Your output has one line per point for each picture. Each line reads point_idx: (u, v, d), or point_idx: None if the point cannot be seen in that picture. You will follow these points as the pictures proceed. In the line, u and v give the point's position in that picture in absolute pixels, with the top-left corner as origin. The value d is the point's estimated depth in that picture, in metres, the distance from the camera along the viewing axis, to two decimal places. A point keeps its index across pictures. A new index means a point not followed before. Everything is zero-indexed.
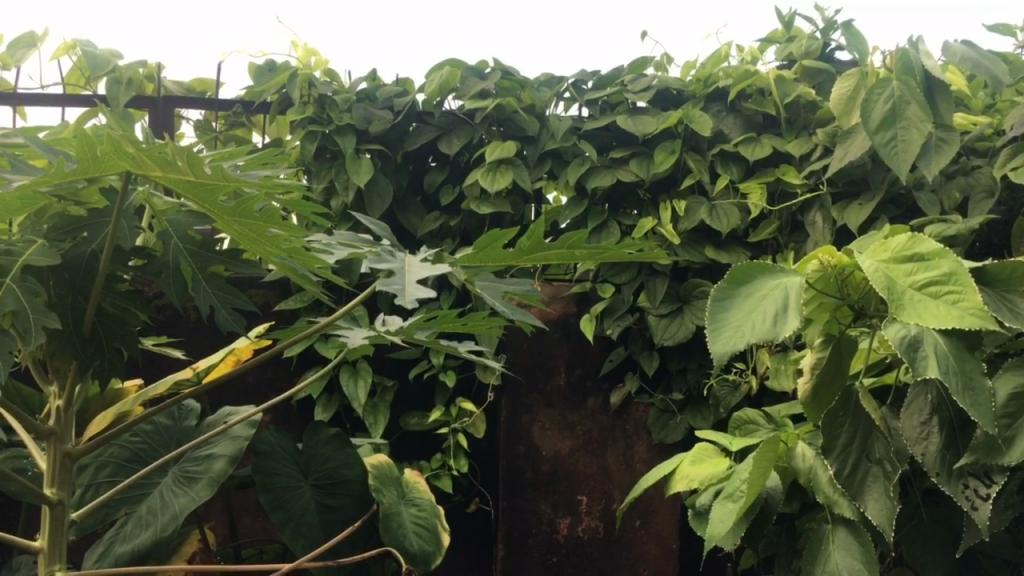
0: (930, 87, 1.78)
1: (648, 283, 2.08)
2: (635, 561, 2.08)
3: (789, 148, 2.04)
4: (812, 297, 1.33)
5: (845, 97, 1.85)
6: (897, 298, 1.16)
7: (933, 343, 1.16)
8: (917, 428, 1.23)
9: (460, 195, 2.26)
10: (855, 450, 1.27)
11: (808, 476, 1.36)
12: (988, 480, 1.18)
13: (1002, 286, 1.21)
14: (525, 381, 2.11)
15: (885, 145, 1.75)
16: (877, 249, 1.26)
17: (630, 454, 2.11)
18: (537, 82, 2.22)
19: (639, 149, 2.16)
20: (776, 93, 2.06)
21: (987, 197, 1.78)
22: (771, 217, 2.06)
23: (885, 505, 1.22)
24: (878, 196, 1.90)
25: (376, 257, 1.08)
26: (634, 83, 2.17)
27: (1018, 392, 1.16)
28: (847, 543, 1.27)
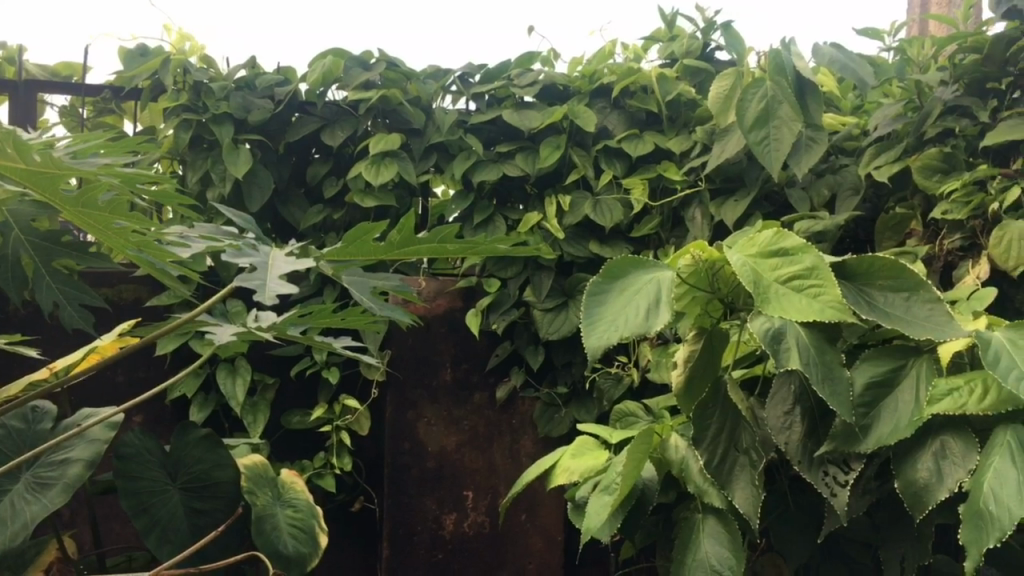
0: (802, 88, 1.84)
1: (533, 278, 2.08)
2: (520, 555, 2.09)
3: (670, 145, 2.09)
4: (684, 291, 1.34)
5: (722, 95, 1.89)
6: (763, 292, 1.20)
7: (796, 336, 1.19)
8: (780, 419, 1.26)
9: (344, 188, 2.22)
10: (723, 441, 1.30)
11: (680, 467, 1.39)
12: (846, 467, 1.21)
13: (860, 280, 1.25)
14: (410, 377, 2.09)
15: (759, 144, 1.81)
16: (745, 244, 1.29)
17: (516, 448, 2.12)
18: (423, 75, 2.20)
19: (525, 144, 2.16)
20: (658, 90, 2.10)
21: (852, 194, 1.84)
22: (653, 213, 2.10)
23: (751, 494, 1.26)
24: (751, 193, 1.95)
25: (237, 251, 1.03)
26: (520, 78, 2.17)
27: (874, 382, 1.21)
28: (715, 533, 1.30)
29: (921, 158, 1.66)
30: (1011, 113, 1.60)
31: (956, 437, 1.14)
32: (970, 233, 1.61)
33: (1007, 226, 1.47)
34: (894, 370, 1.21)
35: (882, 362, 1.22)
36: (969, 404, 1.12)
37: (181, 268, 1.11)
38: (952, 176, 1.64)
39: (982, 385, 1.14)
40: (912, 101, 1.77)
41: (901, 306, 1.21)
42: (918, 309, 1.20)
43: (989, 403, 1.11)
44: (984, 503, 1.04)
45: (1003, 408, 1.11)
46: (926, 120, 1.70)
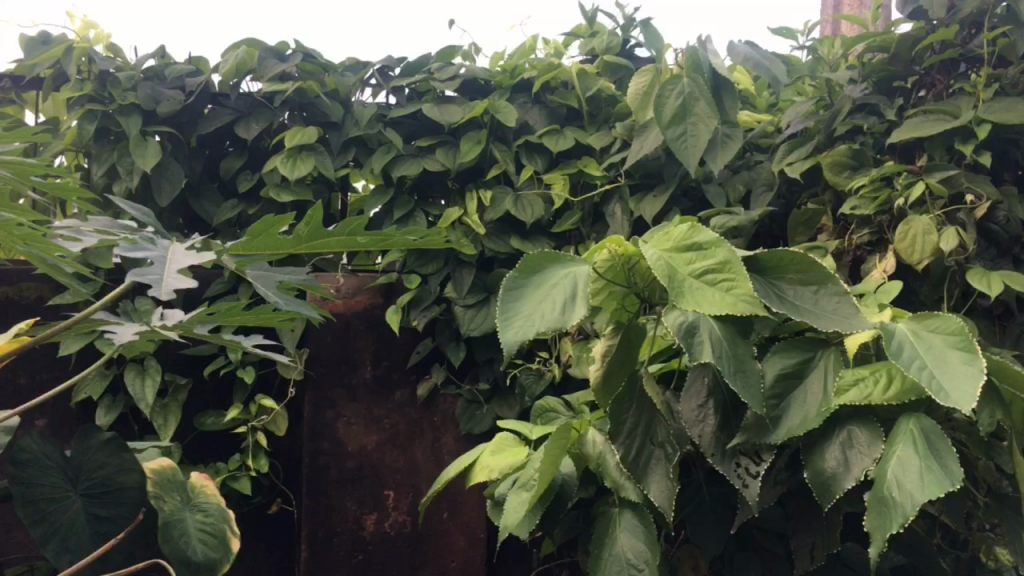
0: (718, 85, 1.87)
1: (454, 274, 2.07)
2: (443, 553, 2.06)
3: (591, 140, 2.09)
4: (602, 286, 1.35)
5: (641, 91, 1.90)
6: (677, 286, 1.20)
7: (709, 330, 1.21)
8: (694, 412, 1.27)
9: (260, 182, 2.16)
10: (639, 435, 1.31)
11: (598, 462, 1.39)
12: (757, 459, 1.23)
13: (770, 274, 1.27)
14: (328, 375, 2.05)
15: (676, 140, 1.82)
16: (660, 239, 1.30)
17: (437, 446, 2.10)
18: (342, 66, 2.15)
19: (445, 138, 2.14)
20: (578, 86, 2.10)
21: (767, 190, 1.87)
22: (574, 208, 2.10)
23: (666, 487, 1.26)
24: (670, 188, 1.97)
25: (131, 245, 0.99)
26: (441, 71, 2.15)
27: (784, 374, 1.23)
28: (631, 526, 1.30)
29: (831, 155, 1.69)
30: (916, 111, 1.63)
31: (862, 427, 1.17)
32: (877, 228, 1.64)
33: (913, 221, 1.51)
34: (803, 361, 1.23)
35: (791, 354, 1.24)
36: (874, 395, 1.16)
37: (73, 263, 1.06)
38: (860, 173, 1.68)
39: (885, 376, 1.18)
40: (823, 99, 1.81)
41: (810, 299, 1.23)
42: (826, 302, 1.22)
43: (893, 394, 1.15)
44: (887, 489, 1.06)
45: (905, 399, 1.15)
46: (835, 117, 1.73)
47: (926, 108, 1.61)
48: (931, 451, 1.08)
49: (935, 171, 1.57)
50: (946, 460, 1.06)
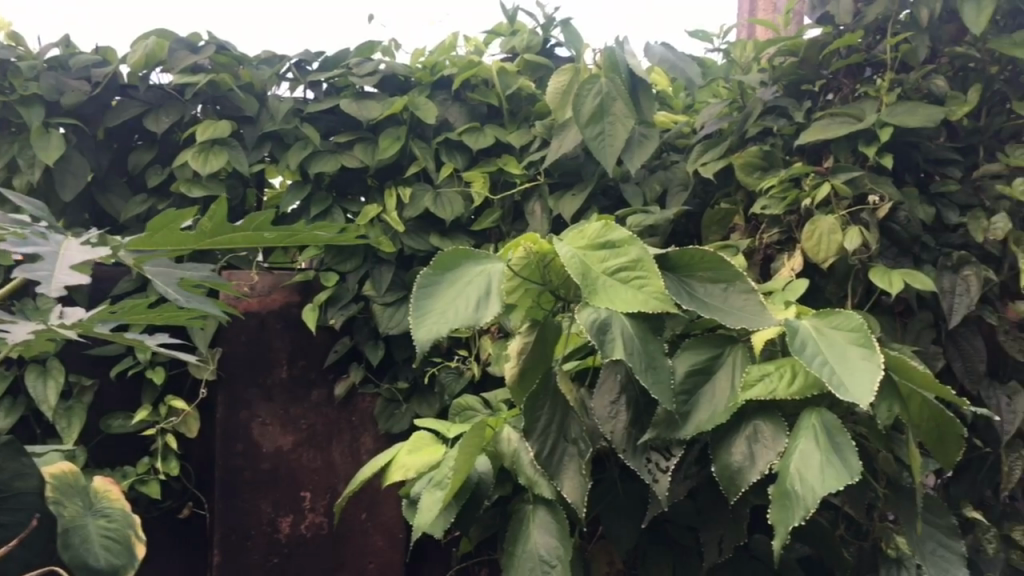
0: (635, 85, 1.89)
1: (372, 272, 2.04)
2: (361, 555, 2.03)
3: (510, 138, 2.09)
4: (517, 284, 1.35)
5: (560, 90, 1.91)
6: (591, 283, 1.21)
7: (621, 328, 1.22)
8: (607, 408, 1.28)
9: (171, 177, 2.10)
10: (554, 432, 1.31)
11: (512, 459, 1.39)
12: (667, 454, 1.25)
13: (682, 272, 1.30)
14: (243, 375, 2.01)
15: (594, 139, 1.84)
16: (575, 237, 1.31)
17: (355, 446, 2.07)
18: (256, 60, 2.12)
19: (364, 135, 2.11)
20: (498, 84, 2.10)
21: (682, 190, 1.90)
22: (494, 206, 2.09)
23: (579, 484, 1.27)
24: (588, 187, 1.98)
25: (21, 239, 0.95)
26: (359, 67, 2.12)
27: (694, 370, 1.25)
28: (544, 522, 1.30)
29: (742, 155, 1.72)
30: (823, 113, 1.67)
31: (767, 422, 1.20)
32: (787, 227, 1.68)
33: (819, 221, 1.55)
34: (713, 358, 1.26)
35: (701, 351, 1.26)
36: (779, 389, 1.18)
37: None
38: (770, 174, 1.72)
39: (790, 371, 1.20)
40: (736, 101, 1.85)
41: (719, 296, 1.26)
42: (735, 299, 1.25)
43: (798, 388, 1.18)
44: (790, 483, 1.09)
45: (809, 393, 1.17)
46: (748, 119, 1.78)
47: (832, 111, 1.66)
48: (832, 443, 1.11)
49: (841, 172, 1.61)
50: (845, 454, 1.10)
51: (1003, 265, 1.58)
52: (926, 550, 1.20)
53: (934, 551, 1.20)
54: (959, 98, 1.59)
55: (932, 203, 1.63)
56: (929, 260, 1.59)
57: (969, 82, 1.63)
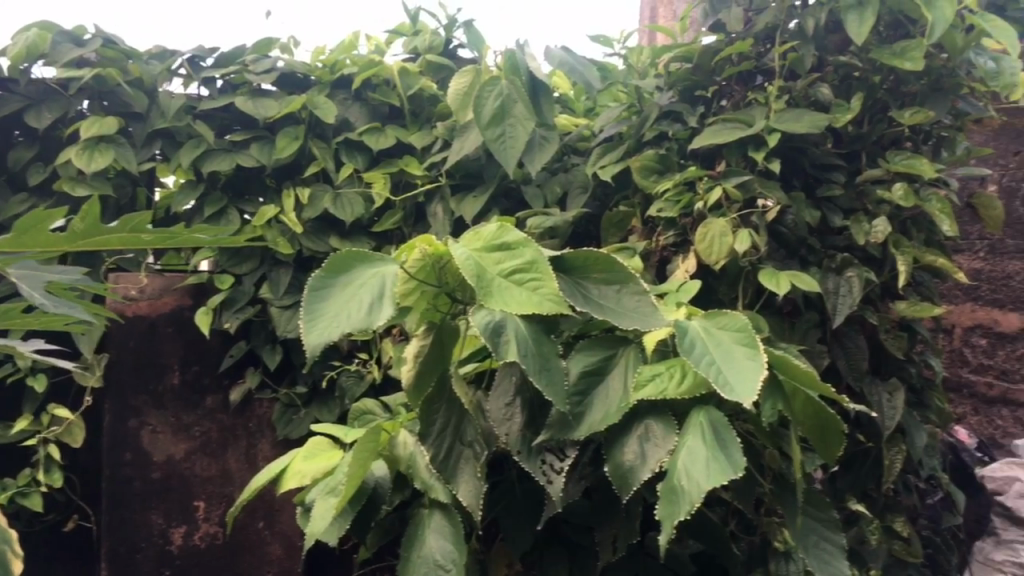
0: (535, 88, 1.91)
1: (270, 274, 2.01)
2: (258, 563, 1.99)
3: (411, 139, 2.07)
4: (412, 287, 1.31)
5: (461, 91, 1.91)
6: (486, 285, 1.21)
7: (515, 329, 1.21)
8: (501, 410, 1.28)
9: (54, 176, 2.02)
10: (450, 435, 1.31)
11: (408, 463, 1.37)
12: (561, 454, 1.26)
13: (576, 273, 1.30)
14: (132, 381, 1.94)
15: (495, 141, 1.83)
16: (471, 239, 1.30)
17: (252, 453, 2.02)
18: (147, 55, 2.04)
19: (261, 133, 2.06)
20: (399, 84, 2.08)
21: (582, 192, 1.92)
22: (395, 208, 2.07)
23: (474, 486, 1.27)
24: (489, 189, 1.97)
25: None
26: (257, 63, 2.06)
27: (588, 371, 1.26)
28: (440, 527, 1.29)
29: (639, 159, 1.75)
30: (715, 119, 1.71)
31: (658, 421, 1.22)
32: (682, 230, 1.71)
33: (710, 224, 1.58)
34: (606, 359, 1.27)
35: (594, 352, 1.28)
36: (670, 389, 1.20)
37: None
38: (666, 177, 1.75)
39: (680, 371, 1.22)
40: (634, 106, 1.88)
41: (612, 298, 1.27)
42: (627, 300, 1.27)
43: (687, 387, 1.20)
44: (678, 480, 1.11)
45: (698, 391, 1.20)
46: (644, 124, 1.81)
47: (724, 117, 1.70)
48: (717, 440, 1.14)
49: (732, 176, 1.66)
50: (730, 451, 1.12)
51: (883, 266, 1.65)
52: (810, 543, 1.24)
53: (816, 543, 1.24)
54: (842, 105, 1.64)
55: (818, 207, 1.68)
56: (815, 262, 1.65)
57: (853, 90, 1.69)
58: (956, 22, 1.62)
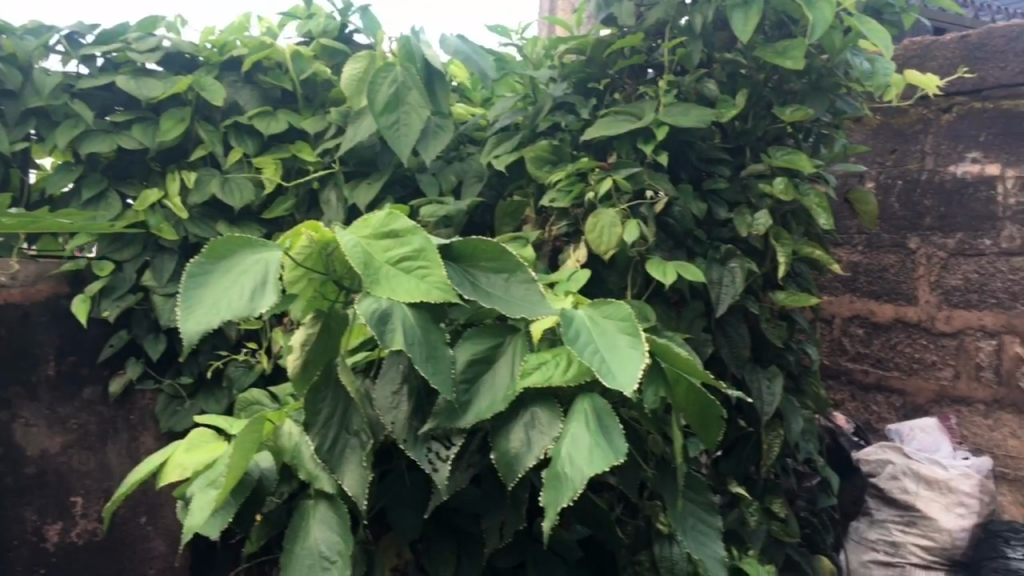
0: (430, 77, 1.90)
1: (153, 260, 1.95)
2: (141, 560, 1.95)
3: (305, 125, 2.02)
4: (300, 274, 1.27)
5: (355, 77, 1.88)
6: (373, 273, 1.19)
7: (402, 317, 1.20)
8: (388, 398, 1.27)
9: None
10: (335, 424, 1.30)
11: (293, 454, 1.33)
12: (447, 443, 1.26)
13: (465, 261, 1.30)
14: (4, 373, 1.83)
15: (389, 128, 1.81)
16: (359, 225, 1.27)
17: (134, 446, 1.97)
18: (21, 30, 1.95)
19: (143, 115, 1.99)
20: (292, 68, 2.03)
21: (477, 182, 1.92)
22: (287, 194, 2.02)
23: (360, 476, 1.26)
24: (385, 176, 1.94)
25: None
26: (139, 42, 1.99)
27: (475, 359, 1.26)
28: (325, 518, 1.26)
29: (533, 149, 1.76)
30: (607, 111, 1.74)
31: (544, 408, 1.23)
32: (574, 221, 1.73)
33: (601, 214, 1.60)
34: (494, 347, 1.27)
35: (482, 340, 1.28)
36: (555, 377, 1.22)
37: None
38: (559, 168, 1.76)
39: (566, 359, 1.24)
40: (528, 96, 1.89)
41: (500, 286, 1.27)
42: (516, 289, 1.27)
43: (573, 374, 1.22)
44: (561, 466, 1.12)
45: (583, 378, 1.22)
46: (538, 114, 1.83)
47: (616, 109, 1.73)
48: (600, 426, 1.16)
49: (621, 168, 1.68)
50: (611, 435, 1.15)
51: (765, 258, 1.72)
52: (687, 525, 1.28)
53: (694, 526, 1.29)
54: (728, 101, 1.68)
55: (705, 199, 1.73)
56: (700, 252, 1.70)
57: (738, 87, 1.74)
58: (835, 23, 1.69)
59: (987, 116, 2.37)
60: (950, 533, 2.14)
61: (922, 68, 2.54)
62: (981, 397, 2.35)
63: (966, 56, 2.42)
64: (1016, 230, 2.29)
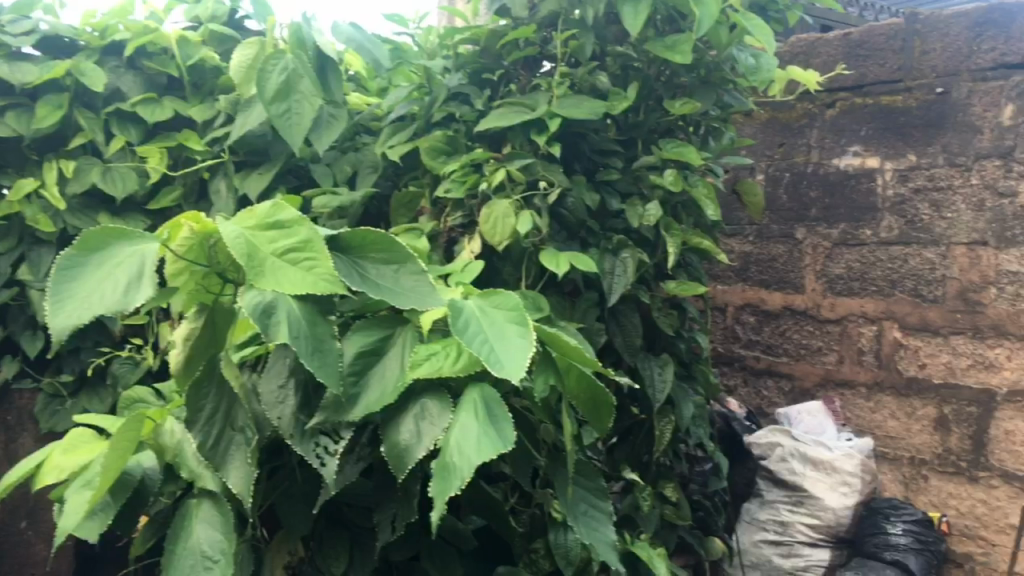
0: (324, 66, 1.86)
1: (31, 254, 1.89)
2: (22, 563, 1.93)
3: (192, 112, 1.95)
4: (181, 268, 1.23)
5: (245, 64, 1.82)
6: (257, 266, 1.16)
7: (287, 310, 1.17)
8: (274, 393, 1.25)
9: None
10: (219, 420, 1.26)
11: (175, 452, 1.30)
12: (336, 437, 1.24)
13: (354, 253, 1.27)
14: None
15: (281, 116, 1.76)
16: (242, 215, 1.23)
17: (12, 446, 1.95)
18: None
19: (18, 100, 1.92)
20: (178, 54, 1.95)
21: (371, 172, 1.90)
22: (175, 183, 1.96)
23: (245, 473, 1.23)
24: (276, 166, 1.89)
25: None
26: (14, 25, 1.91)
27: (364, 351, 1.24)
28: (208, 516, 1.23)
29: (427, 140, 1.75)
30: (502, 102, 1.74)
31: (434, 399, 1.22)
32: (469, 211, 1.73)
33: (494, 204, 1.60)
34: (383, 339, 1.26)
35: (372, 332, 1.26)
36: (446, 367, 1.20)
37: None
38: (453, 159, 1.76)
39: (456, 350, 1.23)
40: (423, 86, 1.87)
41: (390, 278, 1.26)
42: (406, 280, 1.26)
43: (462, 365, 1.21)
44: (450, 455, 1.12)
45: (473, 368, 1.21)
46: (433, 104, 1.82)
47: (509, 100, 1.73)
48: (489, 415, 1.16)
49: (515, 159, 1.69)
50: (500, 424, 1.16)
51: (656, 249, 1.75)
52: (579, 511, 1.30)
53: (586, 511, 1.31)
54: (619, 94, 1.70)
55: (598, 190, 1.75)
56: (593, 243, 1.72)
57: (630, 79, 1.77)
58: (722, 19, 1.73)
59: (867, 111, 2.48)
60: (835, 512, 2.24)
61: (807, 65, 2.63)
62: (863, 380, 2.47)
63: (847, 53, 2.53)
64: (893, 220, 2.41)
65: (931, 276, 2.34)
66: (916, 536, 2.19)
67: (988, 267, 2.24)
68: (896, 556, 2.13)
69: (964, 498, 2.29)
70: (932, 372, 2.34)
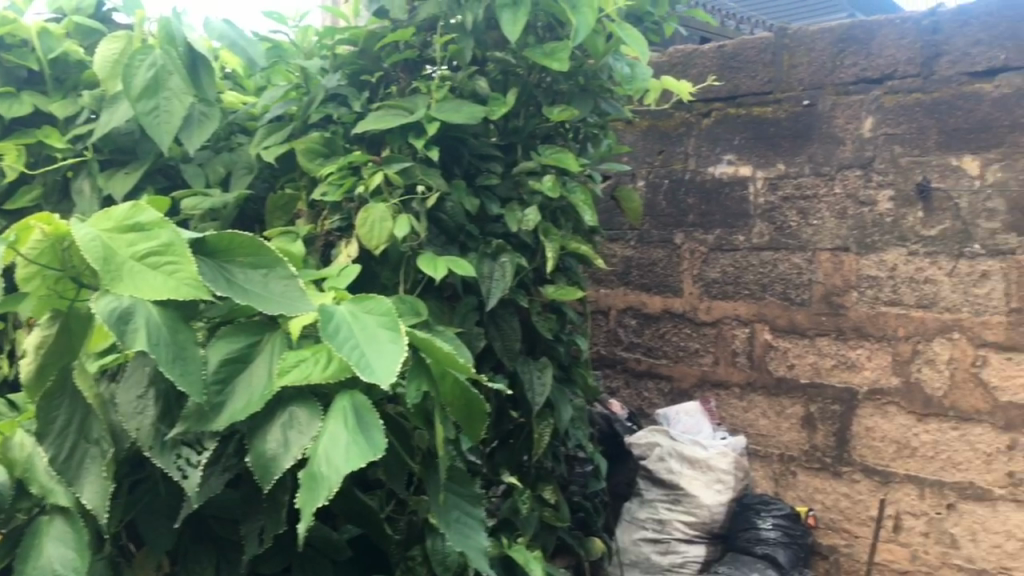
0: (195, 61, 1.79)
1: None
2: None
3: (53, 108, 1.85)
4: (30, 272, 1.16)
5: (110, 58, 1.74)
6: (114, 271, 1.12)
7: (146, 316, 1.12)
8: (132, 403, 1.20)
9: None
10: (72, 433, 1.21)
11: (25, 466, 1.19)
12: (199, 448, 1.20)
13: (220, 257, 1.23)
14: None
15: (147, 115, 1.69)
16: (99, 217, 1.18)
17: None
18: None
19: None
20: (38, 46, 1.85)
21: (246, 173, 1.85)
22: (33, 182, 1.86)
23: (101, 488, 1.18)
24: (144, 166, 1.81)
25: None
26: None
27: (230, 358, 1.20)
28: (61, 533, 1.17)
29: (303, 141, 1.72)
30: (380, 105, 1.72)
31: (302, 407, 1.20)
32: (347, 214, 1.70)
33: (372, 208, 1.57)
34: (250, 346, 1.22)
35: (239, 339, 1.22)
36: (314, 374, 1.17)
37: None
38: (330, 161, 1.73)
39: (326, 356, 1.20)
40: (300, 86, 1.83)
41: (259, 282, 1.22)
42: (275, 285, 1.22)
43: (333, 370, 1.18)
44: (318, 464, 1.10)
45: (344, 375, 1.18)
46: (310, 105, 1.78)
47: (388, 103, 1.72)
48: (359, 422, 1.15)
49: (393, 163, 1.67)
50: (370, 432, 1.14)
51: (535, 254, 1.77)
52: (452, 518, 1.31)
53: (458, 518, 1.31)
54: (498, 99, 1.70)
55: (477, 194, 1.76)
56: (472, 247, 1.72)
57: (510, 85, 1.77)
58: (598, 28, 1.76)
59: (739, 122, 2.57)
60: (710, 509, 2.31)
61: (684, 74, 2.72)
62: (737, 381, 2.56)
63: (722, 64, 2.62)
64: (764, 227, 2.51)
65: (799, 279, 2.44)
66: (784, 531, 2.30)
67: (850, 271, 2.36)
68: (766, 550, 2.25)
69: (829, 492, 2.40)
70: (800, 372, 2.45)
